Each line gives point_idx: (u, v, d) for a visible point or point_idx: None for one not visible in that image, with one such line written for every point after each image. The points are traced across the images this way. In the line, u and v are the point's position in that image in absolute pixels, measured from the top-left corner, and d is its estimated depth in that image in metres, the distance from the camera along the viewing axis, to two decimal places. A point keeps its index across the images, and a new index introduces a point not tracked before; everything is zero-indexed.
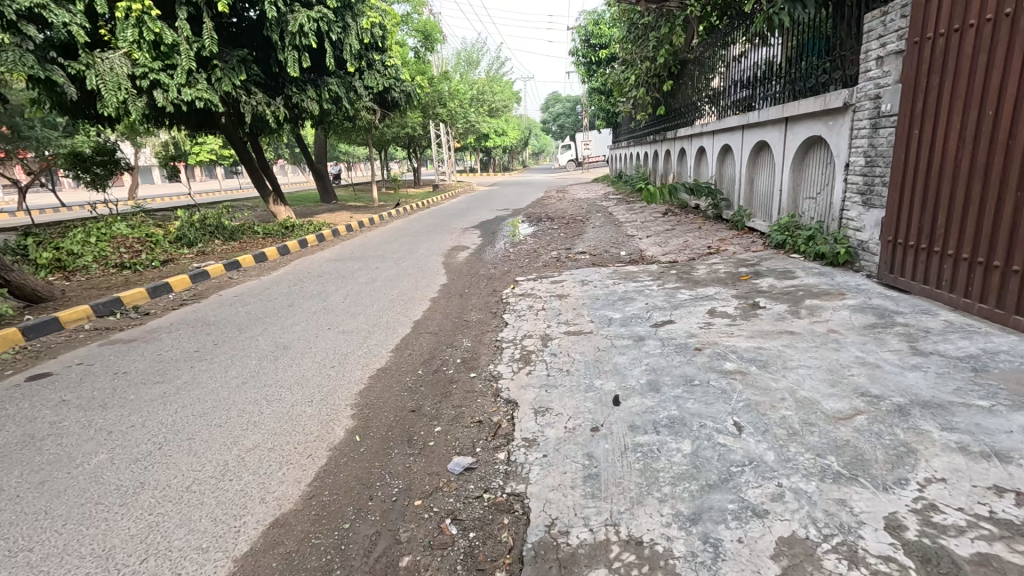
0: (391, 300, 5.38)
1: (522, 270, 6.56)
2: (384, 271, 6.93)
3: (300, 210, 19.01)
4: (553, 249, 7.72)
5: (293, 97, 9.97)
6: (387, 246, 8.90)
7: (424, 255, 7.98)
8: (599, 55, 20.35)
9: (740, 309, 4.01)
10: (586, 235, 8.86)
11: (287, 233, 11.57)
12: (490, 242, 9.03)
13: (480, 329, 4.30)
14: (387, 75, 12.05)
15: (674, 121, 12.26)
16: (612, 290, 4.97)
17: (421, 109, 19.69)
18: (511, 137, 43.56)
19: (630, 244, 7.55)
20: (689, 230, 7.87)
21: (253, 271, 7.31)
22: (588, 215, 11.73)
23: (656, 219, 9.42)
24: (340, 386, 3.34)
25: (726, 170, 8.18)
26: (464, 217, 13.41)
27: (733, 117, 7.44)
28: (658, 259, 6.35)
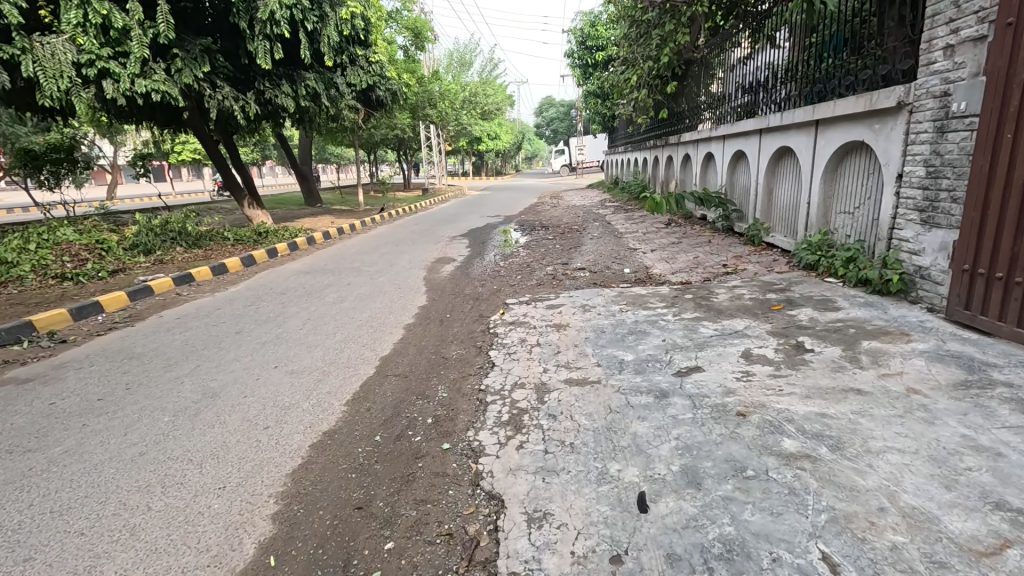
0: (357, 326, 4.56)
1: (513, 288, 5.78)
2: (357, 288, 6.10)
3: (281, 213, 18.08)
4: (548, 263, 6.94)
5: (265, 92, 9.13)
6: (365, 257, 8.08)
7: (405, 268, 7.16)
8: (595, 57, 19.65)
9: (782, 352, 3.25)
10: (584, 247, 8.09)
11: (260, 240, 10.70)
12: (479, 254, 8.25)
13: (460, 371, 3.50)
14: (371, 72, 11.28)
15: (677, 126, 11.53)
16: (619, 320, 4.19)
17: (410, 109, 18.87)
18: (503, 141, 42.84)
19: (634, 259, 6.80)
20: (699, 245, 7.12)
21: (208, 285, 6.45)
22: (585, 224, 10.98)
23: (660, 231, 8.69)
24: (265, 460, 2.50)
25: (738, 179, 7.48)
26: (454, 224, 12.60)
27: (749, 120, 6.75)
28: (668, 279, 5.58)
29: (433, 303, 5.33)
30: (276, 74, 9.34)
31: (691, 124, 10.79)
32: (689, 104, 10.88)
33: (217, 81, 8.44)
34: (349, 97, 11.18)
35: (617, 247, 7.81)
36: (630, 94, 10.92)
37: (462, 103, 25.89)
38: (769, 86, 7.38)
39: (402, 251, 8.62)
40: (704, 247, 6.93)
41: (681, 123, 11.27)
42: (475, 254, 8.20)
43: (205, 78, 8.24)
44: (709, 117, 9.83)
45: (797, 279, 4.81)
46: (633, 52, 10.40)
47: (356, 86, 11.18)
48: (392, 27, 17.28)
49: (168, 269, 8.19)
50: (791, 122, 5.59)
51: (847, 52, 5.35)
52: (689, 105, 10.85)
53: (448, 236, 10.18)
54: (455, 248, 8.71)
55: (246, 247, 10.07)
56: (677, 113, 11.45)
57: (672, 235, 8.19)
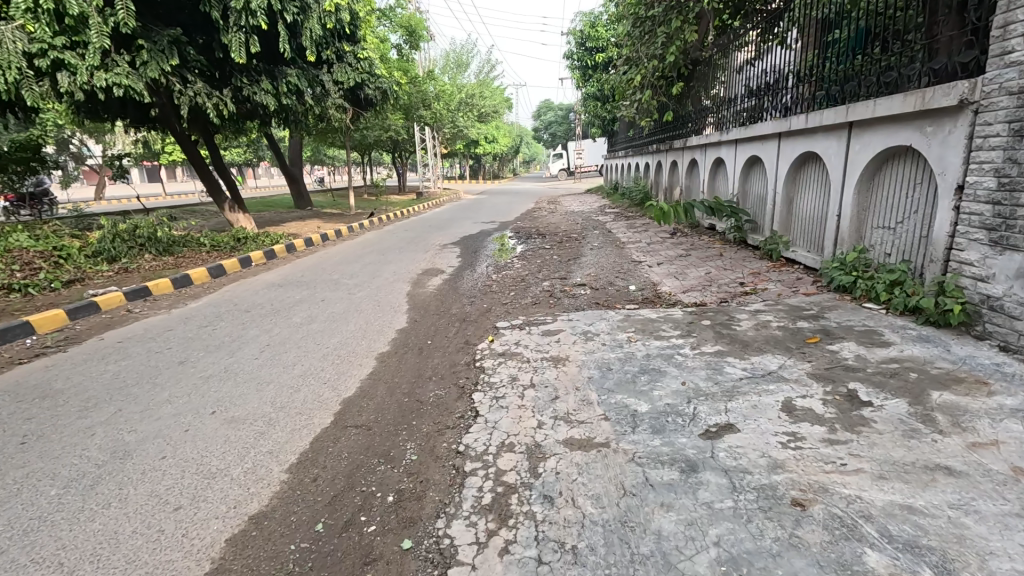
0: (322, 355, 3.93)
1: (506, 307, 5.16)
2: (331, 305, 5.47)
3: (269, 217, 17.44)
4: (545, 278, 6.33)
5: (242, 89, 8.50)
6: (347, 268, 7.45)
7: (387, 282, 6.53)
8: (595, 59, 19.12)
9: (832, 405, 2.63)
10: (584, 258, 7.49)
11: (239, 246, 10.05)
12: (471, 265, 7.63)
13: (436, 422, 2.87)
14: (359, 70, 10.69)
15: (683, 130, 10.91)
16: (627, 353, 3.57)
17: (404, 111, 18.27)
18: (501, 145, 42.30)
19: (639, 274, 6.19)
20: (710, 259, 6.52)
21: (166, 299, 5.81)
22: (585, 232, 10.37)
23: (665, 242, 8.09)
24: (160, 567, 1.86)
25: (751, 188, 6.89)
26: (446, 230, 11.98)
27: (765, 123, 6.17)
28: (679, 300, 4.97)
29: (413, 325, 4.70)
30: (254, 69, 8.71)
31: (697, 128, 10.19)
32: (695, 106, 10.28)
33: (188, 76, 7.80)
34: (335, 95, 10.58)
35: (620, 259, 7.20)
36: (633, 95, 10.31)
37: (458, 104, 25.29)
38: (781, 88, 6.78)
39: (387, 261, 7.99)
40: (716, 262, 6.32)
41: (687, 127, 10.65)
42: (466, 265, 7.58)
43: (174, 72, 7.59)
44: (715, 120, 9.24)
45: (829, 303, 4.20)
46: (636, 51, 9.80)
47: (342, 83, 10.60)
48: (385, 25, 16.67)
49: (132, 278, 7.54)
50: (816, 125, 5.01)
51: (882, 46, 4.77)
52: (695, 108, 10.25)
53: (438, 245, 9.56)
54: (445, 259, 8.09)
55: (222, 253, 9.44)
56: (682, 116, 10.85)
57: (679, 246, 7.58)
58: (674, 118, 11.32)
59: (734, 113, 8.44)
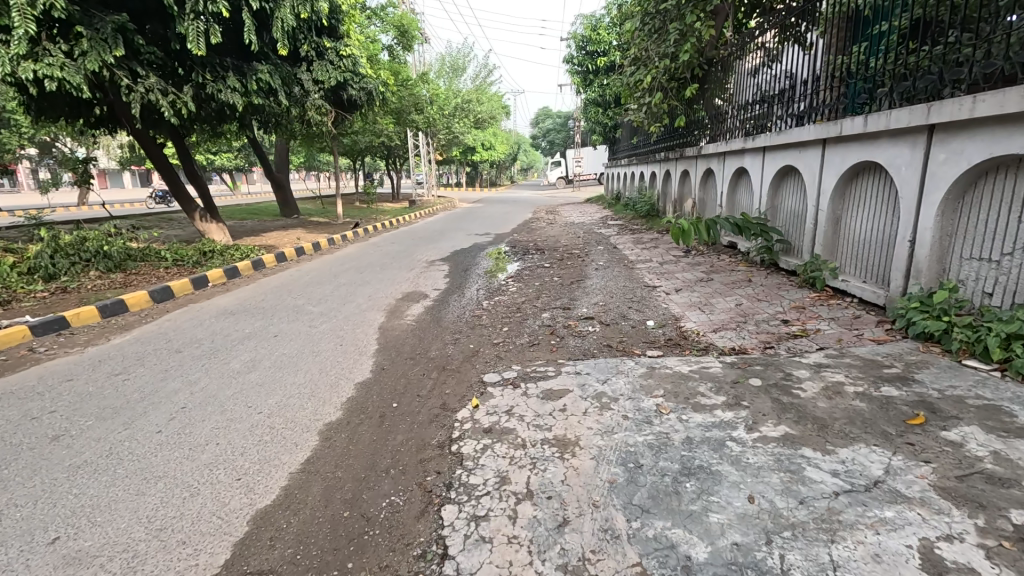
0: (248, 428, 2.95)
1: (497, 349, 4.20)
2: (285, 342, 4.49)
3: (252, 226, 16.51)
4: (545, 307, 5.38)
5: (204, 86, 7.57)
6: (315, 291, 6.46)
7: (359, 310, 5.56)
8: (597, 63, 18.28)
9: (1001, 562, 1.67)
10: (589, 281, 6.54)
11: (205, 260, 9.06)
12: (460, 287, 6.68)
13: (382, 567, 1.89)
14: (341, 68, 9.84)
15: (694, 136, 9.99)
16: (659, 437, 2.61)
17: (395, 115, 17.39)
18: (498, 152, 41.48)
19: (656, 304, 5.24)
20: (737, 286, 5.58)
21: (88, 332, 4.84)
22: (588, 248, 9.44)
23: (681, 262, 7.16)
24: None
25: (785, 204, 5.96)
26: (436, 243, 11.03)
27: (804, 129, 5.23)
28: (712, 343, 4.02)
29: (378, 375, 3.74)
30: (218, 64, 7.80)
31: (711, 134, 9.26)
32: (710, 112, 9.36)
33: (139, 70, 6.85)
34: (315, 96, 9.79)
35: (631, 283, 6.25)
36: (642, 97, 9.40)
37: (453, 110, 24.41)
38: (808, 90, 5.85)
39: (365, 282, 7.03)
40: (745, 291, 5.38)
41: (700, 133, 9.71)
42: (453, 288, 6.62)
43: (120, 64, 6.64)
44: (732, 126, 8.33)
45: (912, 358, 3.25)
46: (646, 49, 8.89)
47: (323, 83, 9.81)
48: (375, 24, 15.75)
49: (68, 299, 6.58)
50: (879, 130, 4.08)
51: (963, 33, 3.86)
52: (710, 113, 9.33)
53: (424, 261, 8.60)
54: (431, 279, 7.14)
55: (182, 269, 8.45)
56: (696, 121, 9.93)
57: (698, 269, 6.64)
58: (686, 124, 10.40)
59: (752, 118, 7.52)
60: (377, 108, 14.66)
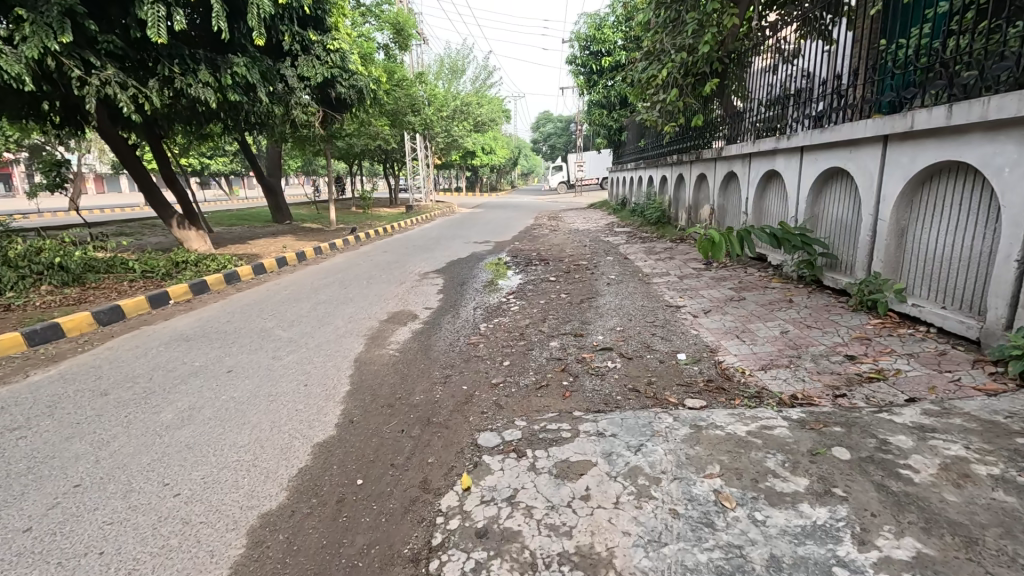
0: (151, 525, 2.14)
1: (498, 392, 3.40)
2: (238, 380, 3.69)
3: (240, 233, 15.76)
4: (553, 333, 4.58)
5: (170, 80, 6.84)
6: (289, 311, 5.67)
7: (336, 335, 4.76)
8: (601, 63, 17.58)
9: None
10: (601, 299, 5.76)
11: (177, 271, 8.27)
12: (455, 306, 5.88)
13: None
14: (329, 63, 9.15)
15: (711, 138, 9.22)
16: (728, 555, 1.81)
17: (391, 117, 16.66)
18: (498, 156, 40.84)
19: (684, 331, 4.45)
20: (777, 309, 4.79)
21: (7, 365, 4.07)
22: (596, 258, 8.64)
23: (704, 278, 6.37)
24: None
25: (830, 213, 5.15)
26: (432, 252, 10.25)
27: (858, 125, 4.44)
28: (765, 388, 3.21)
29: (345, 433, 2.93)
30: (187, 56, 7.06)
31: (731, 135, 8.49)
32: (730, 110, 8.61)
33: (93, 60, 6.09)
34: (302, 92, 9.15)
35: (650, 303, 5.45)
36: (656, 95, 8.63)
37: (452, 113, 23.72)
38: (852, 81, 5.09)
39: (349, 299, 6.23)
40: (788, 315, 4.58)
41: (718, 134, 8.94)
42: (447, 307, 5.83)
43: (71, 52, 5.87)
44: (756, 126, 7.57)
45: None
46: (661, 42, 8.13)
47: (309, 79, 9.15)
48: (369, 21, 14.98)
49: (7, 318, 5.81)
50: (972, 121, 3.29)
51: None
52: (731, 111, 8.58)
53: (416, 273, 7.82)
54: (423, 296, 6.35)
55: (149, 282, 7.65)
56: (714, 121, 9.16)
57: (725, 287, 5.84)
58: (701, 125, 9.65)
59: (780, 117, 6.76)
60: (370, 109, 13.88)
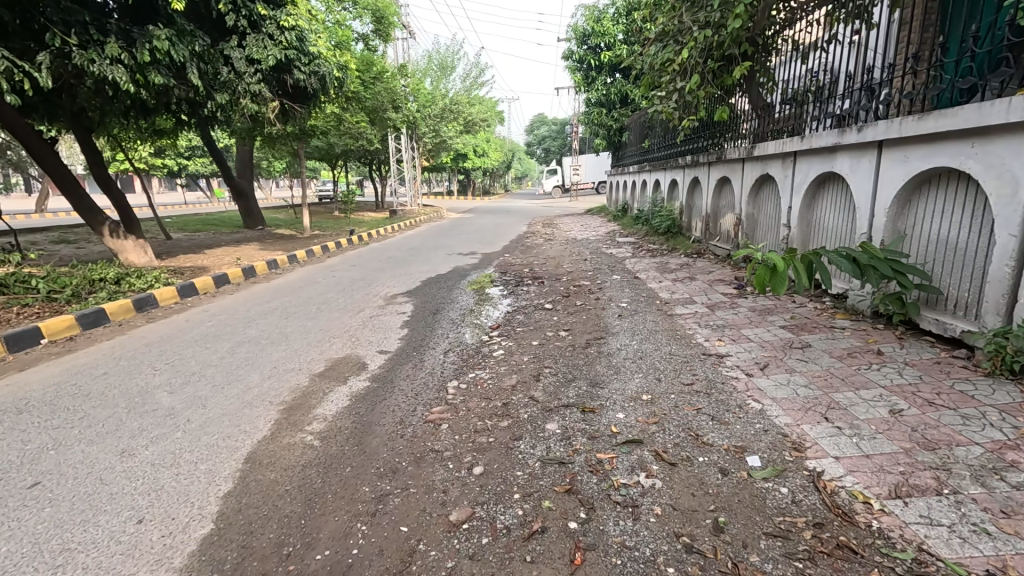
0: None
1: (459, 547, 1.99)
2: (34, 509, 2.26)
3: (202, 241, 14.24)
4: (552, 404, 3.19)
5: (62, 53, 5.43)
6: (197, 357, 4.23)
7: (240, 403, 3.33)
8: (600, 58, 16.24)
9: None
10: (613, 341, 4.35)
11: (92, 289, 6.76)
12: (422, 348, 4.48)
13: None
14: (283, 44, 7.80)
15: (734, 137, 7.91)
16: None
17: (371, 113, 15.24)
18: (491, 159, 39.48)
19: (740, 405, 3.06)
20: (865, 366, 3.41)
21: None
22: (600, 277, 7.26)
23: (742, 311, 4.98)
24: None
25: (930, 229, 3.78)
26: (408, 266, 8.81)
27: (992, 105, 3.10)
28: (925, 553, 1.83)
29: None
30: (88, 24, 5.65)
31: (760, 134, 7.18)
32: (760, 105, 7.30)
33: None
34: (255, 80, 7.81)
35: (681, 350, 4.06)
36: (672, 83, 7.28)
37: (441, 112, 22.30)
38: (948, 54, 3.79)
39: (285, 336, 4.81)
40: (887, 379, 3.20)
41: (743, 133, 7.63)
42: (411, 350, 4.42)
43: None
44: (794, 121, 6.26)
45: None
46: (678, 19, 6.78)
47: (260, 63, 7.77)
48: (346, 8, 13.54)
49: None
50: None
51: None
52: (761, 106, 7.27)
53: (382, 297, 6.40)
54: (382, 332, 4.95)
55: (48, 306, 6.16)
56: (739, 118, 7.84)
57: (775, 325, 4.46)
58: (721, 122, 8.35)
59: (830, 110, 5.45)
60: (343, 103, 12.45)
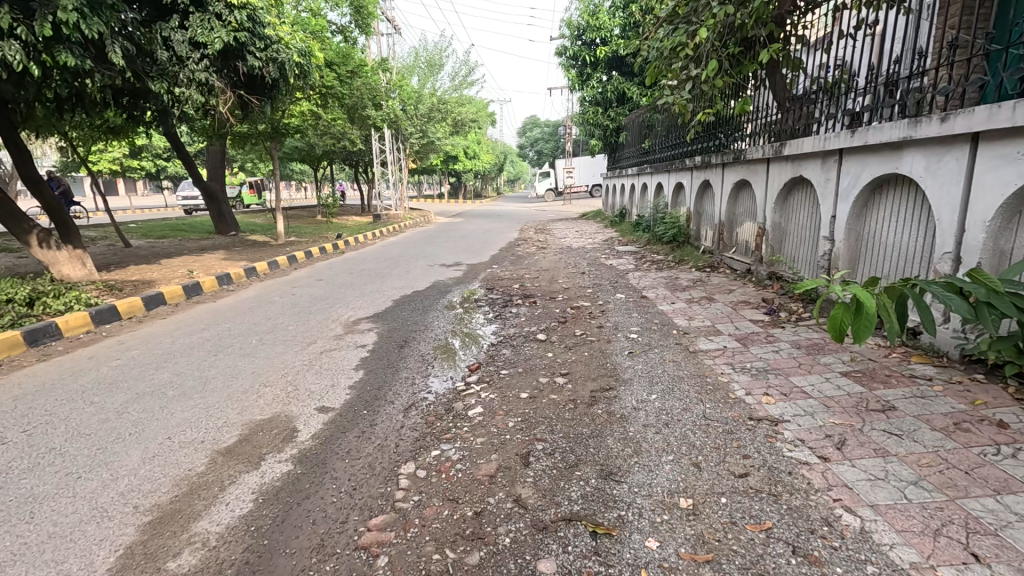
0: None
1: None
2: None
3: (164, 249, 13.07)
4: (546, 518, 2.15)
5: None
6: (69, 421, 3.14)
7: (88, 513, 2.26)
8: (596, 52, 15.25)
9: None
10: (624, 395, 3.32)
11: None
12: (375, 404, 3.42)
13: None
14: (232, 25, 6.73)
15: (750, 134, 6.93)
16: None
17: (350, 110, 14.15)
18: (482, 161, 38.41)
19: (832, 524, 2.03)
20: (989, 449, 2.41)
21: None
22: (601, 297, 6.23)
23: (785, 348, 3.95)
24: None
25: None
26: (381, 281, 7.75)
27: None
28: None
29: None
30: None
31: (781, 130, 6.20)
32: (782, 97, 6.32)
33: None
34: (204, 68, 6.81)
35: (720, 411, 3.04)
36: (683, 71, 6.29)
37: (428, 110, 21.21)
38: None
39: (202, 382, 3.74)
40: None
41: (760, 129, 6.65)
42: (359, 407, 3.36)
43: None
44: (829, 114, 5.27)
45: None
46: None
47: (205, 47, 6.71)
48: None
49: None
50: None
51: None
52: (784, 98, 6.30)
53: (341, 323, 5.34)
54: (329, 376, 3.89)
55: None
56: (755, 112, 6.86)
57: (832, 372, 3.46)
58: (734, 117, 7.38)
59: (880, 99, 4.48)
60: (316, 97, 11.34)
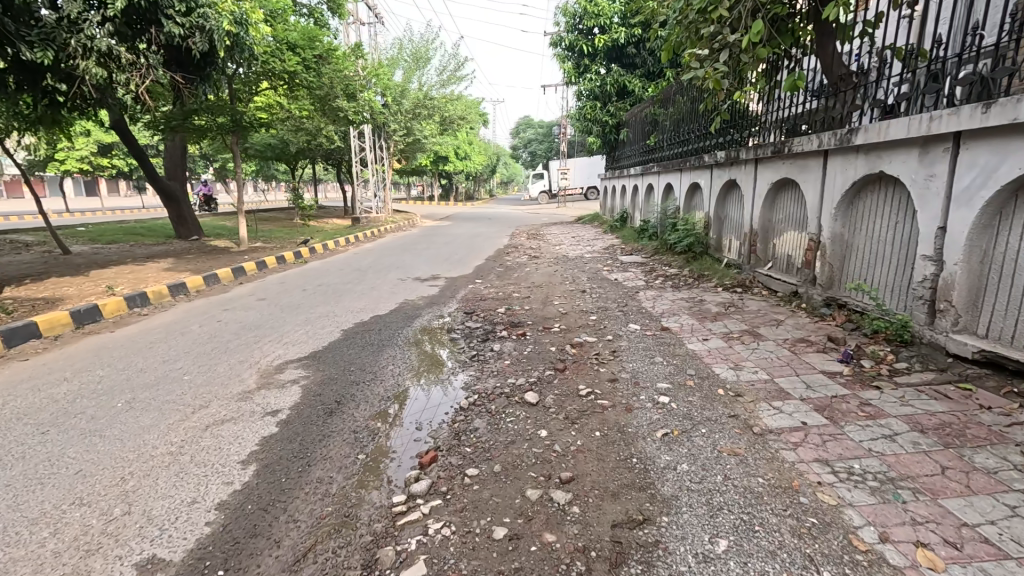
0: None
1: None
2: None
3: (108, 256, 11.52)
4: None
5: None
6: None
7: None
8: (595, 40, 13.89)
9: None
10: (672, 543, 1.93)
11: None
12: (244, 555, 2.00)
13: None
14: None
15: (786, 124, 5.58)
16: None
17: (322, 102, 12.68)
18: (474, 162, 37.00)
19: None
20: None
21: None
22: (608, 328, 4.86)
23: (904, 433, 2.58)
24: None
25: None
26: (337, 301, 6.33)
27: None
28: None
29: None
30: None
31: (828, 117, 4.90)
32: (836, 74, 4.95)
33: None
34: (154, 49, 6.08)
35: None
36: (715, 38, 4.83)
37: (413, 106, 19.75)
38: None
39: None
40: None
41: (798, 117, 5.32)
42: (211, 565, 1.94)
43: None
44: (910, 91, 3.94)
45: None
46: None
47: (106, 6, 5.29)
48: None
49: None
50: None
51: None
52: (838, 75, 4.92)
53: (259, 371, 3.93)
54: (195, 482, 2.47)
55: None
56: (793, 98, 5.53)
57: (1012, 493, 2.08)
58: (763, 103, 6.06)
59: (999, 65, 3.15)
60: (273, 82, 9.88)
